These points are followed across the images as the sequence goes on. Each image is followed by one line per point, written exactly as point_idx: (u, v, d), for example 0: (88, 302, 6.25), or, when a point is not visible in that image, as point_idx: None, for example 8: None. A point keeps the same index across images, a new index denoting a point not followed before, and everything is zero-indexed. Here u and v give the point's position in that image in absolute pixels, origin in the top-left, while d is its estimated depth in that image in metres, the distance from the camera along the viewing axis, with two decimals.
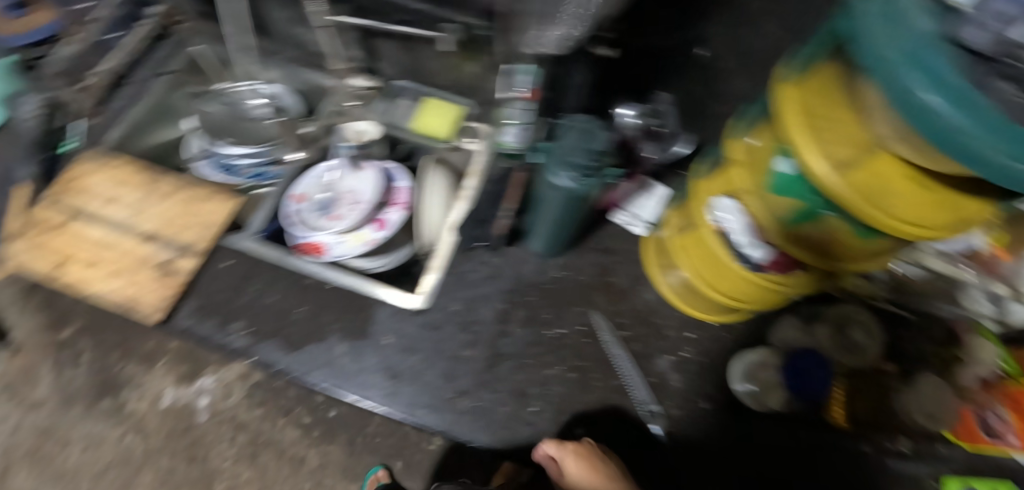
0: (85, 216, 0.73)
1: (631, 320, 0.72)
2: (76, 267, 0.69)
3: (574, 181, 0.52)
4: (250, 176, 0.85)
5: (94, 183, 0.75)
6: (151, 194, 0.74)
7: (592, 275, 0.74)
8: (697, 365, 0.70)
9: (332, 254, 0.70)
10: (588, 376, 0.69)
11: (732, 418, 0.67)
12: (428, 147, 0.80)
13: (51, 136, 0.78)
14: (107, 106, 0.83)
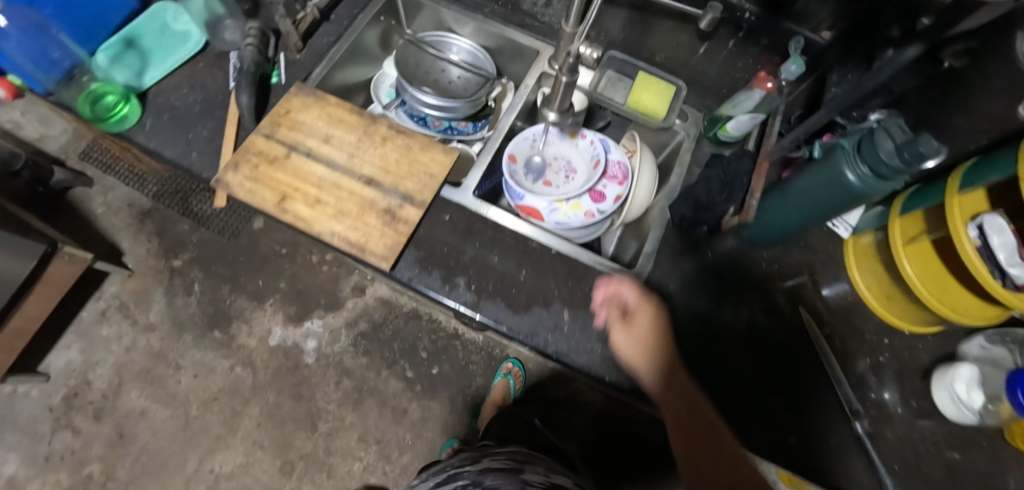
0: (306, 154, 0.72)
1: (834, 319, 0.75)
2: (300, 204, 0.69)
3: (859, 180, 0.56)
4: (441, 129, 0.87)
5: (310, 122, 0.75)
6: (370, 138, 0.74)
7: (794, 270, 0.77)
8: (892, 368, 0.74)
9: (550, 222, 0.74)
10: (797, 370, 0.71)
11: (921, 418, 0.72)
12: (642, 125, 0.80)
13: (263, 67, 0.77)
14: (310, 44, 0.82)
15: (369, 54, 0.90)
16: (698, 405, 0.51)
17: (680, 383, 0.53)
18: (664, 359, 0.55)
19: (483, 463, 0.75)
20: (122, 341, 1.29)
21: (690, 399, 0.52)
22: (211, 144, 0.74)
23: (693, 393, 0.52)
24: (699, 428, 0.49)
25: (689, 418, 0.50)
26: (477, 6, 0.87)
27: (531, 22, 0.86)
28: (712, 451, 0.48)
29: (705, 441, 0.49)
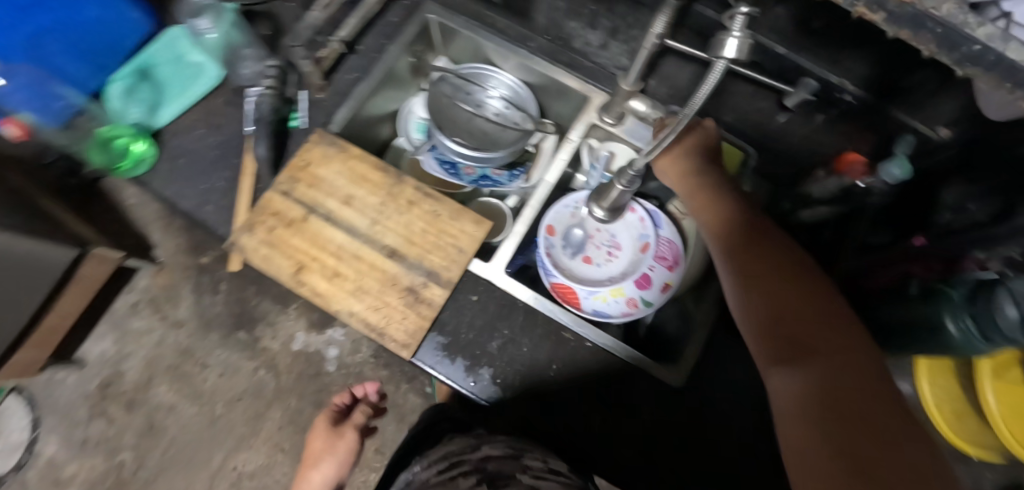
0: (326, 217, 0.67)
1: None
2: (317, 277, 0.65)
3: (959, 335, 0.47)
4: (472, 178, 0.79)
5: (330, 178, 0.68)
6: (394, 201, 0.68)
7: None
8: None
9: (590, 308, 0.66)
10: None
11: None
12: None
13: (282, 111, 0.72)
14: (334, 80, 0.75)
15: (399, 85, 0.81)
16: (763, 256, 0.50)
17: (763, 258, 0.50)
18: (752, 251, 0.51)
19: (479, 449, 0.56)
20: (154, 335, 1.31)
21: (783, 278, 0.48)
22: (227, 196, 0.70)
23: (756, 248, 0.51)
24: (772, 291, 0.47)
25: (756, 297, 0.48)
26: (519, 39, 0.76)
27: (581, 62, 0.75)
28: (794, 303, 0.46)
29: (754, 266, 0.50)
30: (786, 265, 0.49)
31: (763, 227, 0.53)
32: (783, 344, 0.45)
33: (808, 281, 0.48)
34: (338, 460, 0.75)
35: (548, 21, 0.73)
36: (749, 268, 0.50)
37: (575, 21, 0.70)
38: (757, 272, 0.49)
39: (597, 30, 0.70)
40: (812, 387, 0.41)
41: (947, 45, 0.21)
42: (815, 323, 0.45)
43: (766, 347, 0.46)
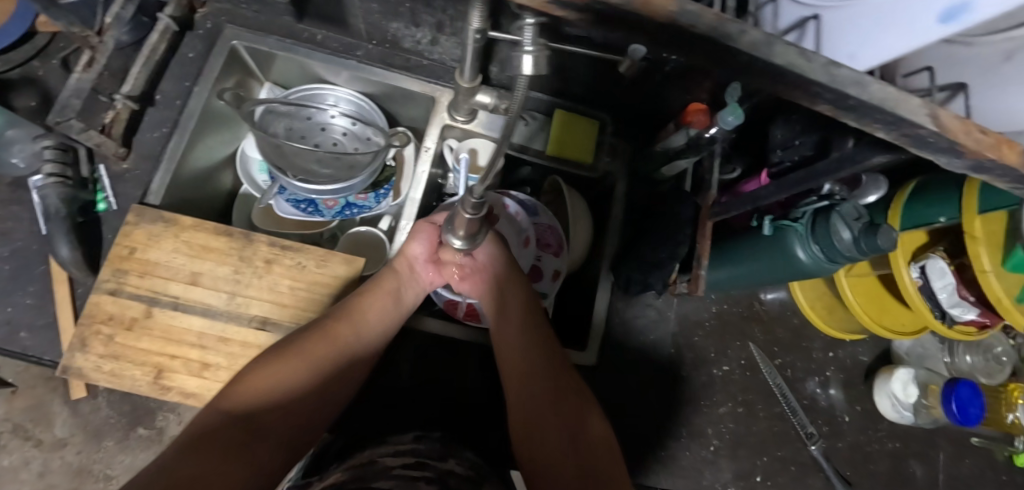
0: (173, 305, 0.58)
1: (784, 343, 0.74)
2: (182, 376, 0.57)
3: (809, 258, 0.51)
4: (337, 210, 0.72)
5: (166, 259, 0.59)
6: (249, 265, 0.60)
7: (743, 301, 0.74)
8: (841, 381, 0.75)
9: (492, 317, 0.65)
10: (754, 407, 0.71)
11: (869, 421, 0.75)
12: (568, 175, 0.71)
13: (79, 197, 0.60)
14: (136, 144, 0.64)
15: (222, 128, 0.71)
16: (527, 338, 0.53)
17: (515, 339, 0.54)
18: (514, 328, 0.54)
19: (444, 459, 0.50)
20: (32, 466, 1.01)
21: (534, 360, 0.52)
22: (43, 314, 0.59)
23: (511, 325, 0.55)
24: (524, 366, 0.52)
25: (520, 375, 0.52)
26: (346, 49, 0.70)
27: (418, 61, 0.70)
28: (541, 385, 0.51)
29: (511, 350, 0.53)
30: (530, 343, 0.53)
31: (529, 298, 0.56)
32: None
33: (584, 445, 0.46)
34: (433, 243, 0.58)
35: (368, 26, 0.66)
36: (510, 359, 0.53)
37: (397, 21, 0.64)
38: (515, 351, 0.53)
39: (423, 26, 0.64)
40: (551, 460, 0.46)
41: (720, 55, 0.21)
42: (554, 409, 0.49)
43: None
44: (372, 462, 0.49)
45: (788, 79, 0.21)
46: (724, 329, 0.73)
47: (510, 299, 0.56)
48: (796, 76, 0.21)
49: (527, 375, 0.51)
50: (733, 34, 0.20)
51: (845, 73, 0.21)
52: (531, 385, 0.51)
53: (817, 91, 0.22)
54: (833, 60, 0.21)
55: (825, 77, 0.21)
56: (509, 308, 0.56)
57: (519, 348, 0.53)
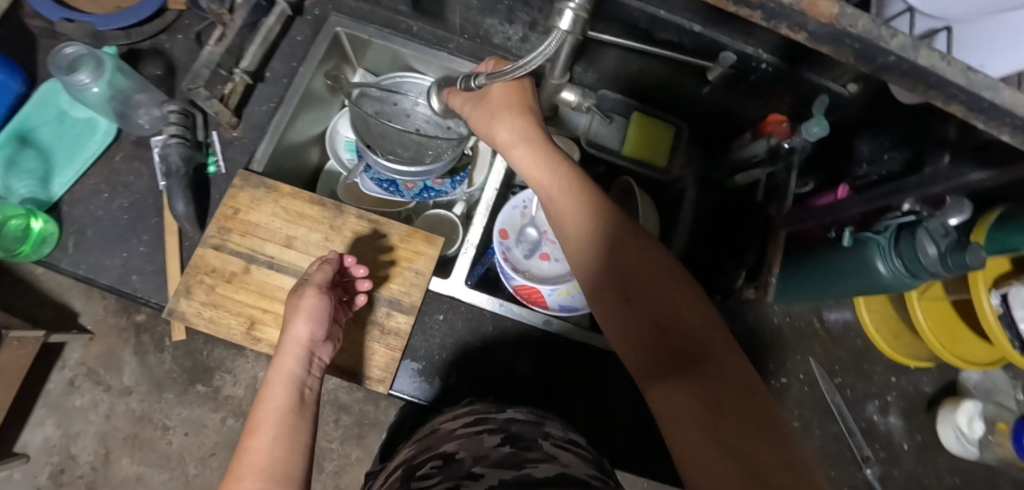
0: (268, 265, 0.63)
1: (843, 362, 0.73)
2: (272, 330, 0.61)
3: (889, 272, 0.51)
4: (415, 193, 0.75)
5: (265, 222, 0.64)
6: (339, 234, 0.65)
7: (803, 316, 0.74)
8: (904, 408, 0.73)
9: (557, 305, 0.66)
10: (808, 423, 0.70)
11: (930, 455, 0.72)
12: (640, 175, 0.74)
13: (195, 158, 0.66)
14: (246, 115, 0.70)
15: (318, 107, 0.76)
16: (582, 208, 0.47)
17: (569, 211, 0.48)
18: (565, 197, 0.48)
19: (503, 412, 0.57)
20: (98, 410, 1.04)
21: (595, 227, 0.46)
22: (153, 261, 0.65)
23: (560, 191, 0.49)
24: (587, 230, 0.46)
25: (584, 245, 0.46)
26: (438, 41, 0.74)
27: (505, 57, 0.74)
28: (615, 259, 0.44)
29: (567, 221, 0.47)
30: (587, 210, 0.47)
31: (571, 171, 0.50)
32: (632, 329, 0.42)
33: (672, 327, 0.40)
34: (310, 320, 0.54)
35: (464, 21, 0.70)
36: (567, 232, 0.47)
37: (493, 17, 0.68)
38: (571, 223, 0.47)
39: (517, 24, 0.68)
40: (643, 343, 0.41)
41: (867, 55, 0.23)
42: (637, 286, 0.42)
43: (628, 330, 0.42)
44: (435, 431, 0.56)
45: (928, 81, 0.23)
46: (781, 341, 0.73)
47: (552, 168, 0.50)
48: (937, 79, 0.22)
49: (594, 247, 0.46)
50: (883, 34, 0.22)
51: (984, 78, 0.22)
52: (603, 262, 0.45)
53: (956, 94, 0.23)
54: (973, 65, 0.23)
55: (966, 80, 0.22)
56: (554, 176, 0.50)
57: (574, 217, 0.47)
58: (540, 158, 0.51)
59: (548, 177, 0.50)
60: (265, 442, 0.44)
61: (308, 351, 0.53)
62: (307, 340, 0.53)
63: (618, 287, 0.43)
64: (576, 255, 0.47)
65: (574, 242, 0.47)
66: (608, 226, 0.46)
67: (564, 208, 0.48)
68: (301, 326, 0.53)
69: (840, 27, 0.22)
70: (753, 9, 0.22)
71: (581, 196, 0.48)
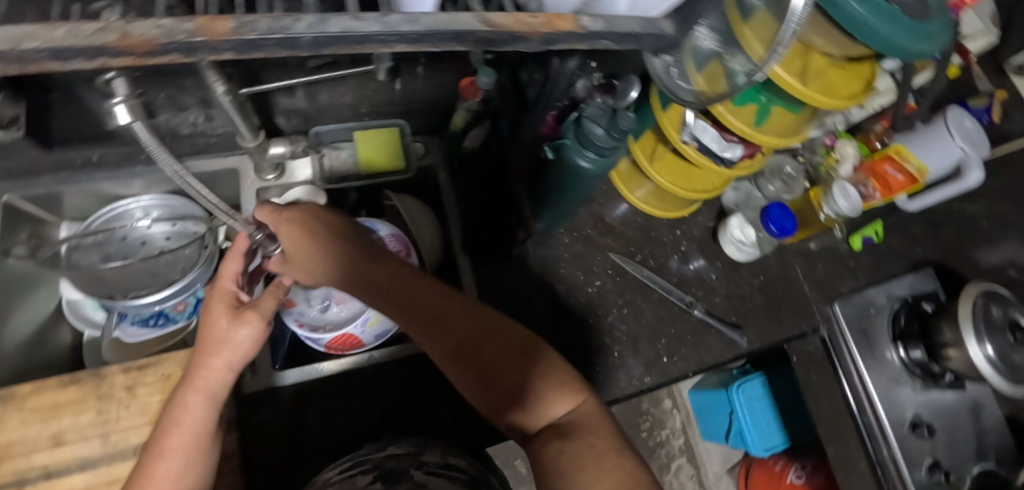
0: (44, 475, 0.55)
1: (636, 240, 0.83)
2: None
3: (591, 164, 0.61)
4: (189, 311, 0.70)
5: (15, 436, 0.56)
6: (111, 399, 0.59)
7: (590, 221, 0.82)
8: (698, 249, 0.85)
9: (372, 335, 0.66)
10: (636, 303, 0.79)
11: (733, 274, 0.84)
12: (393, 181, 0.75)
13: None
14: None
15: (31, 284, 0.68)
16: (405, 290, 0.52)
17: (389, 291, 0.52)
18: (384, 289, 0.51)
19: (383, 450, 0.58)
20: None
21: (421, 302, 0.52)
22: None
23: (381, 278, 0.52)
24: (406, 311, 0.51)
25: (412, 323, 0.52)
26: (127, 158, 0.70)
27: (205, 141, 0.72)
28: (444, 323, 0.52)
29: (399, 289, 0.52)
30: (398, 284, 0.52)
31: (386, 264, 0.53)
32: (475, 385, 0.52)
33: (517, 358, 0.52)
34: (239, 350, 0.46)
35: None
36: (400, 313, 0.52)
37: (161, 113, 0.65)
38: (398, 304, 0.51)
39: (189, 108, 0.66)
40: (477, 388, 0.52)
41: (292, 44, 0.25)
42: (479, 342, 0.51)
43: (469, 380, 0.52)
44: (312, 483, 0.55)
45: (356, 39, 0.25)
46: (583, 254, 0.80)
47: (376, 269, 0.52)
48: (362, 36, 0.25)
49: (416, 313, 0.52)
50: (289, 24, 0.24)
51: (391, 18, 0.25)
52: (432, 327, 0.52)
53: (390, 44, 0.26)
54: (385, 12, 0.25)
55: (380, 27, 0.25)
56: (370, 287, 0.51)
57: (381, 299, 0.52)
58: (356, 273, 0.51)
59: (372, 282, 0.51)
60: (169, 483, 0.44)
61: (232, 382, 0.47)
62: (233, 366, 0.46)
63: (454, 351, 0.52)
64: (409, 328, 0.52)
65: (401, 320, 0.52)
66: (432, 305, 0.52)
67: (384, 289, 0.51)
68: (219, 353, 0.46)
69: (246, 36, 0.24)
70: (168, 45, 0.23)
71: (403, 281, 0.52)
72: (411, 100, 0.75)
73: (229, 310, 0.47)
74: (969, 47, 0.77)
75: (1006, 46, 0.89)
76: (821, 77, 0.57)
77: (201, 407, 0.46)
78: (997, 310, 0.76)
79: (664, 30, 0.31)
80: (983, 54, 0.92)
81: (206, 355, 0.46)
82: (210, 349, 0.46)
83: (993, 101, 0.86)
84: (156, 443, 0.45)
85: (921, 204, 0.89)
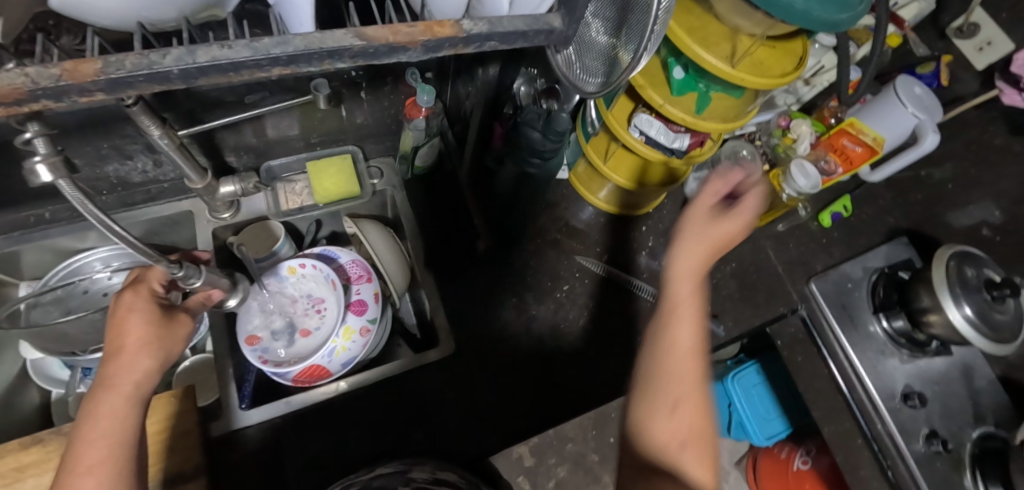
0: None
1: (604, 240, 0.83)
2: None
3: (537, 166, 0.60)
4: None
5: None
6: None
7: (556, 228, 0.82)
8: (666, 243, 0.84)
9: (340, 364, 0.66)
10: (608, 304, 0.78)
11: None
12: (352, 208, 0.75)
13: None
14: None
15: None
16: (709, 245, 0.46)
17: (698, 256, 0.45)
18: (697, 247, 0.45)
19: (367, 472, 0.57)
20: None
21: (681, 294, 0.45)
22: None
23: (694, 250, 0.45)
24: (694, 262, 0.45)
25: (691, 264, 0.45)
26: (81, 211, 0.70)
27: (158, 187, 0.72)
28: (689, 301, 0.45)
29: (689, 263, 0.45)
30: (682, 237, 0.46)
31: (718, 250, 0.47)
32: (672, 363, 0.44)
33: (682, 426, 0.43)
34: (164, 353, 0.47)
35: (88, 180, 0.67)
36: (678, 289, 0.45)
37: (108, 164, 0.65)
38: (690, 269, 0.45)
39: (136, 156, 0.66)
40: (677, 350, 0.44)
41: (161, 79, 0.25)
42: (671, 369, 0.44)
43: (659, 363, 0.44)
44: None
45: (229, 67, 0.25)
46: (549, 259, 0.79)
47: (693, 235, 0.46)
48: (233, 63, 0.25)
49: (684, 268, 0.45)
50: (153, 59, 0.24)
51: (259, 43, 0.25)
52: (649, 335, 0.46)
53: (263, 68, 0.26)
54: (254, 37, 0.26)
55: (250, 51, 0.25)
56: (689, 284, 0.45)
57: (712, 236, 0.46)
58: (721, 229, 0.46)
59: (704, 235, 0.46)
60: None
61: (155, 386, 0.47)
62: (153, 370, 0.46)
63: (662, 314, 0.45)
64: (679, 264, 0.45)
65: (690, 265, 0.45)
66: (699, 261, 0.45)
67: (705, 238, 0.46)
68: (145, 357, 0.46)
69: (112, 76, 0.24)
70: (32, 97, 0.23)
71: (709, 230, 0.46)
72: (363, 125, 0.76)
73: (156, 312, 0.48)
74: (902, 17, 0.79)
75: (944, 12, 0.91)
76: (749, 57, 0.58)
77: (127, 415, 0.44)
78: (970, 271, 0.76)
79: (553, 25, 0.31)
80: (924, 22, 0.93)
81: (120, 356, 0.45)
82: (130, 352, 0.45)
83: (940, 65, 0.87)
84: (72, 464, 0.42)
85: (885, 175, 0.89)
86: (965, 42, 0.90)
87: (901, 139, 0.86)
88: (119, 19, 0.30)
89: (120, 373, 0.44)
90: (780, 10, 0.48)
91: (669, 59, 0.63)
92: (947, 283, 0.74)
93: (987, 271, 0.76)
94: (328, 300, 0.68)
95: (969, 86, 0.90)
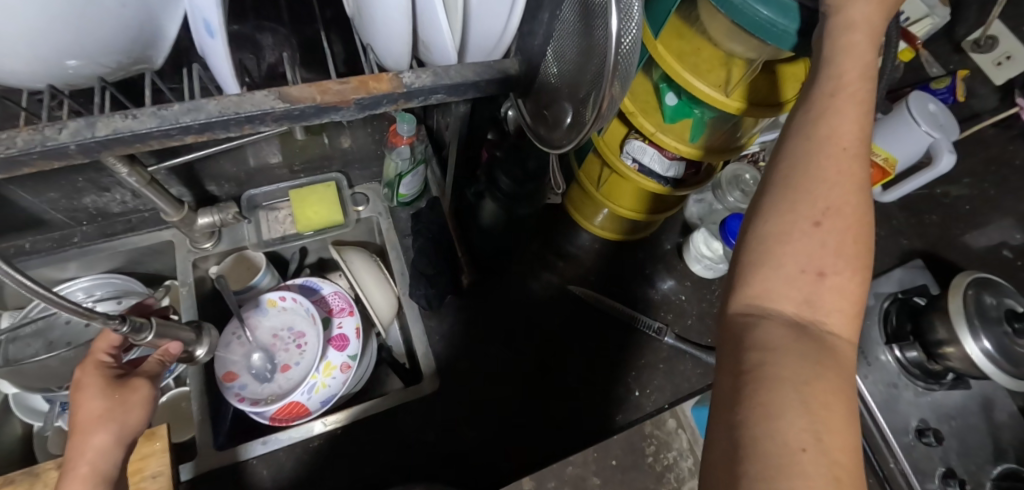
0: None
1: (596, 267, 0.80)
2: None
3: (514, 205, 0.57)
4: None
5: None
6: None
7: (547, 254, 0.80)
8: (663, 269, 0.81)
9: (319, 401, 0.63)
10: (600, 334, 0.75)
11: (704, 293, 0.80)
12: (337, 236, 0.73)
13: None
14: None
15: None
16: (864, 47, 0.40)
17: (860, 54, 0.40)
18: (858, 45, 0.40)
19: None
20: None
21: (846, 88, 0.39)
22: None
23: (852, 49, 0.40)
24: (851, 67, 0.40)
25: (849, 59, 0.40)
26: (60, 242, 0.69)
27: (139, 216, 0.71)
28: (839, 100, 0.39)
29: (851, 64, 0.39)
30: (827, 35, 0.41)
31: (876, 33, 0.40)
32: (827, 162, 0.37)
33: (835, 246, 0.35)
34: (119, 422, 0.46)
35: (66, 212, 0.66)
36: (835, 87, 0.39)
37: (86, 196, 0.64)
38: (851, 73, 0.39)
39: (113, 188, 0.65)
40: (819, 158, 0.37)
41: (57, 153, 0.24)
42: (817, 178, 0.37)
43: (796, 161, 0.38)
44: None
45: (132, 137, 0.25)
46: (538, 288, 0.78)
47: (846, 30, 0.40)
48: (137, 133, 0.25)
49: (852, 52, 0.40)
50: (47, 133, 0.24)
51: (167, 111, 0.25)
52: (800, 122, 0.39)
53: (167, 138, 0.26)
54: (163, 104, 0.25)
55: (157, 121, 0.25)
56: (854, 78, 0.39)
57: (872, 28, 0.40)
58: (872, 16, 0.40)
59: (854, 37, 0.40)
60: None
61: (121, 460, 0.45)
62: (110, 445, 0.45)
63: (804, 108, 0.40)
64: (835, 65, 0.40)
65: (840, 55, 0.40)
66: (864, 66, 0.40)
67: (857, 34, 0.40)
68: (101, 431, 0.45)
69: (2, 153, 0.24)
70: None
71: (873, 21, 0.40)
72: (348, 151, 0.74)
73: (105, 383, 0.47)
74: (913, 33, 0.75)
75: (959, 24, 0.87)
76: (745, 84, 0.54)
77: None
78: (989, 300, 0.71)
79: (507, 73, 0.31)
80: (938, 35, 0.89)
81: (75, 438, 0.45)
82: (82, 430, 0.44)
83: (956, 80, 0.82)
84: None
85: (899, 195, 0.85)
86: (982, 56, 0.86)
87: (915, 159, 0.81)
88: (31, 78, 0.30)
89: (75, 458, 0.44)
90: (779, 39, 0.44)
91: (661, 84, 0.60)
92: (964, 315, 0.69)
93: (1009, 301, 0.70)
94: (308, 334, 0.66)
95: (987, 102, 0.85)
